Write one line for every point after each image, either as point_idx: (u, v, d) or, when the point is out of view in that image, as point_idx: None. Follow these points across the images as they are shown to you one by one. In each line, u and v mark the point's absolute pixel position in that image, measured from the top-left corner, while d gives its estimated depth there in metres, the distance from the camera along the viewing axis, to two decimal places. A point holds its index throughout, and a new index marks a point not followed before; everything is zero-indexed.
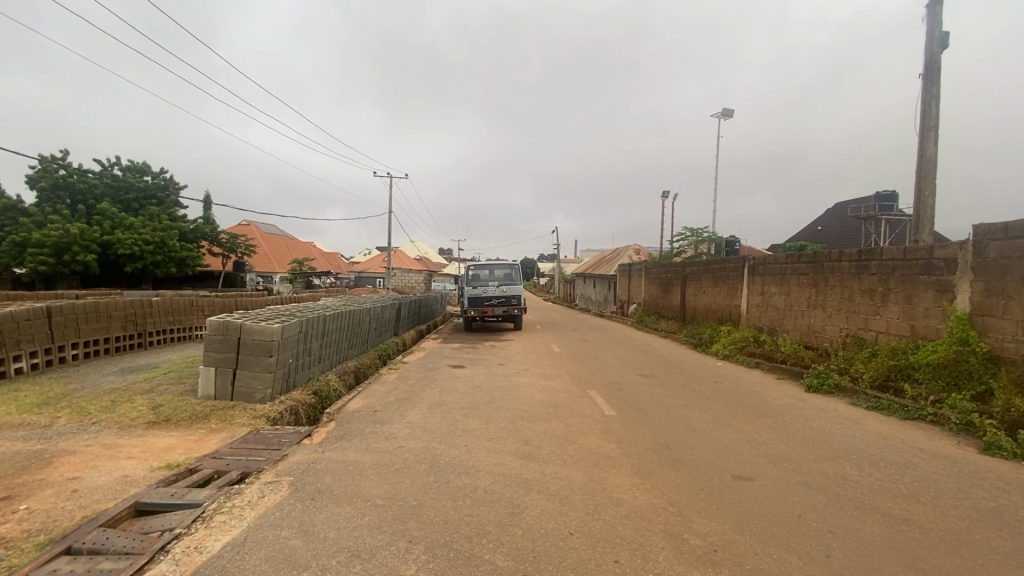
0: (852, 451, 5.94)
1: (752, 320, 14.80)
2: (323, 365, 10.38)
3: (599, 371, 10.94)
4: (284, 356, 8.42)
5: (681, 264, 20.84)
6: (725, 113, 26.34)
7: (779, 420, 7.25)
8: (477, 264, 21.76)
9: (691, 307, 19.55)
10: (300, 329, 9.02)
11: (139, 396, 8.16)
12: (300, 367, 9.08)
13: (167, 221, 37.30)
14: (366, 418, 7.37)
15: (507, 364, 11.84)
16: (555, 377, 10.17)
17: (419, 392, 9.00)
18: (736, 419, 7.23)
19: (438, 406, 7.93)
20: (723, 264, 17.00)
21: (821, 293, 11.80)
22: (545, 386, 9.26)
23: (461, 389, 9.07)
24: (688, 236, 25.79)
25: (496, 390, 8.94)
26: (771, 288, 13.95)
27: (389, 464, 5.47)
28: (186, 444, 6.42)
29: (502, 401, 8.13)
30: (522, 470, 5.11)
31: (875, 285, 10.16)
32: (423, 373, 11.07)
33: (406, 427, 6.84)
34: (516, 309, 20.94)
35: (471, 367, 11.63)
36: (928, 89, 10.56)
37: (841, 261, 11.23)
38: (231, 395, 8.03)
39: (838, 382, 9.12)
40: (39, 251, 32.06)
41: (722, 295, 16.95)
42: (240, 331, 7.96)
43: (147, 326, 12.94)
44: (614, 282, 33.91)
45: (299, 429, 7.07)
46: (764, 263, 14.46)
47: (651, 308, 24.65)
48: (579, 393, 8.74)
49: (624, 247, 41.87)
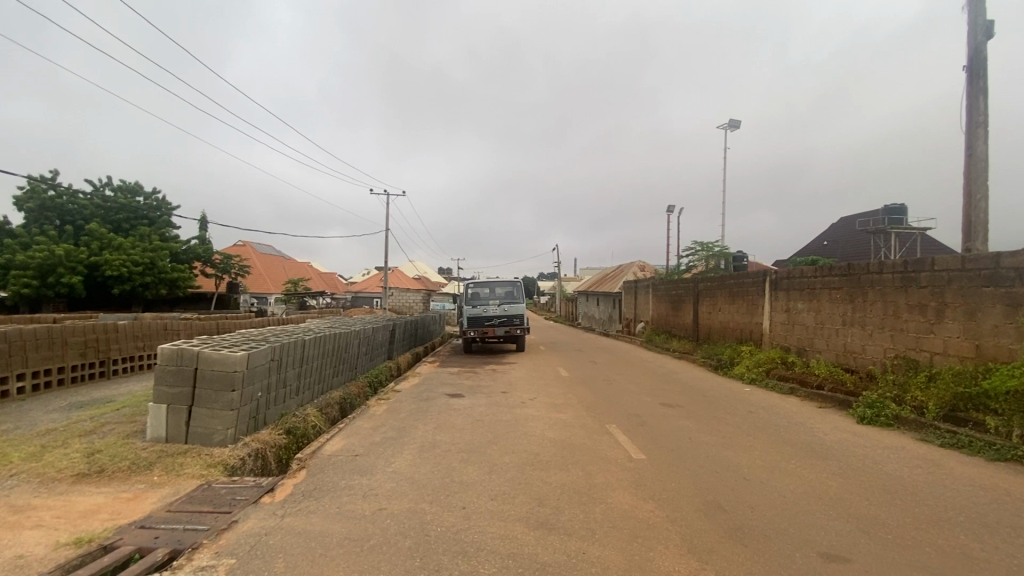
0: (954, 510, 4.68)
1: (777, 339, 13.57)
2: (301, 399, 9.09)
3: (615, 400, 9.67)
4: (251, 390, 7.18)
5: (692, 280, 19.68)
6: (732, 124, 25.36)
7: (842, 464, 6.00)
8: (477, 282, 20.59)
9: (705, 326, 18.32)
10: (271, 357, 7.79)
11: (77, 439, 6.89)
12: (271, 401, 7.83)
13: (158, 242, 36.22)
14: (343, 467, 6.10)
15: (510, 392, 10.60)
16: (566, 408, 8.89)
17: (410, 429, 7.72)
18: (791, 463, 6.00)
19: (431, 449, 6.65)
20: (741, 280, 15.82)
21: (859, 310, 10.60)
22: (555, 420, 8.00)
23: (459, 426, 7.79)
24: (698, 250, 24.63)
25: (500, 426, 7.66)
26: (798, 304, 12.76)
27: (364, 538, 4.20)
28: (114, 507, 5.13)
29: (506, 441, 6.86)
30: (537, 549, 3.85)
31: (926, 300, 8.97)
32: (416, 404, 9.78)
33: (390, 479, 5.58)
34: (518, 329, 19.68)
35: (471, 396, 10.35)
36: (975, 81, 9.52)
37: (882, 273, 10.06)
38: (185, 438, 6.75)
39: (897, 413, 7.81)
40: (22, 273, 30.95)
41: (740, 312, 15.74)
42: (197, 360, 6.74)
43: (111, 352, 11.71)
44: (618, 300, 32.77)
45: (261, 482, 5.80)
46: (788, 277, 13.27)
47: (660, 327, 23.40)
48: (597, 429, 7.47)
49: (628, 263, 40.79)
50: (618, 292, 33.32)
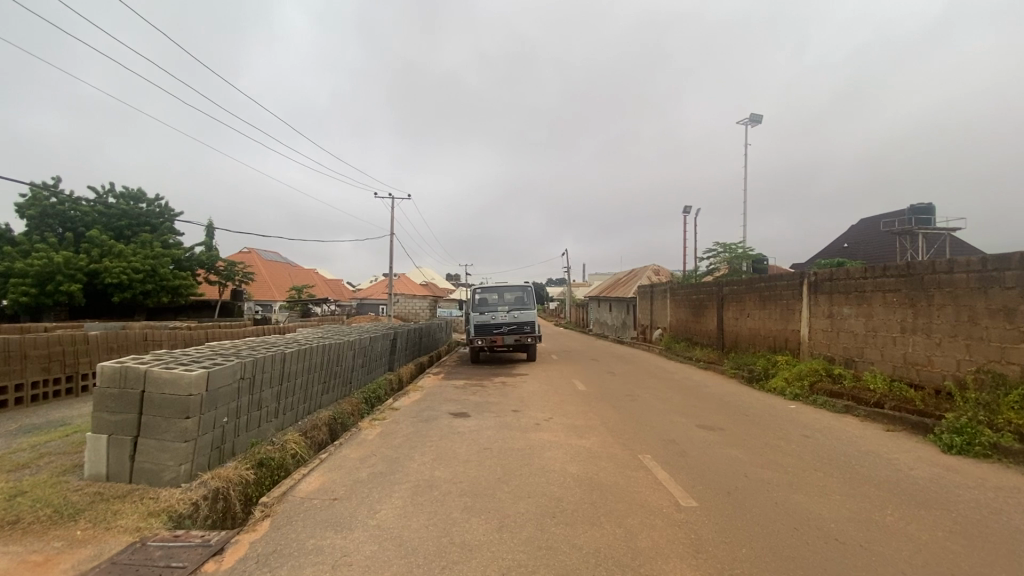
0: None
1: (818, 348, 12.18)
2: (282, 421, 7.88)
3: (643, 421, 8.36)
4: (212, 416, 5.99)
5: (715, 283, 18.34)
6: (753, 119, 23.93)
7: (955, 517, 4.67)
8: (484, 287, 19.36)
9: (732, 333, 16.95)
10: (240, 376, 6.60)
11: (1, 476, 5.69)
12: (240, 428, 6.62)
13: (160, 248, 35.47)
14: (316, 518, 4.86)
15: (522, 410, 9.32)
16: (588, 433, 7.61)
17: (404, 461, 6.48)
18: (887, 517, 4.67)
19: (428, 490, 5.41)
20: (774, 283, 14.44)
21: (923, 316, 9.23)
22: (577, 450, 6.71)
23: (463, 456, 6.54)
24: (720, 252, 23.20)
25: (511, 458, 6.40)
26: (843, 309, 11.40)
27: None
28: None
29: (520, 480, 5.60)
30: None
31: (1014, 304, 7.61)
32: (414, 426, 8.53)
33: (372, 538, 4.33)
34: (528, 337, 18.43)
35: (477, 416, 9.10)
36: None
37: (953, 273, 8.69)
38: (129, 476, 5.56)
39: (995, 441, 6.43)
40: (20, 281, 30.06)
41: (773, 318, 14.36)
42: (144, 381, 5.57)
43: (79, 367, 10.61)
44: (632, 306, 31.40)
45: (209, 540, 4.57)
46: (831, 279, 11.90)
47: (680, 334, 22.02)
48: (630, 462, 6.19)
49: (641, 268, 39.44)
50: (631, 297, 31.95)
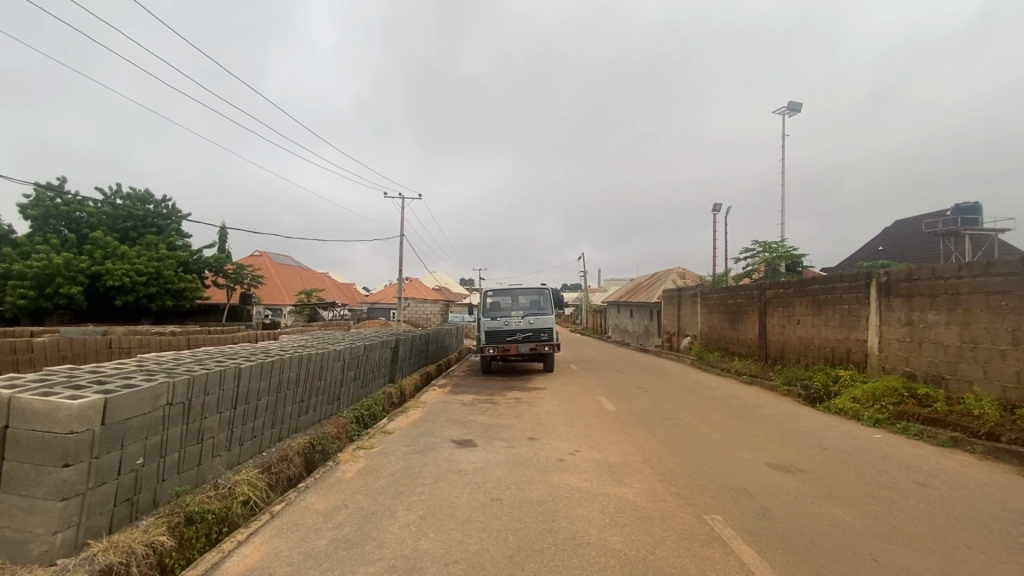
0: None
1: (892, 362, 10.23)
2: (236, 454, 6.20)
3: (696, 458, 6.53)
4: (114, 459, 4.31)
5: (755, 286, 16.37)
6: (791, 107, 21.92)
7: None
8: (497, 290, 17.67)
9: (778, 342, 14.99)
10: (166, 401, 4.92)
11: None
12: (165, 471, 4.94)
13: (165, 251, 34.51)
14: None
15: (540, 440, 7.54)
16: (629, 476, 5.81)
17: (382, 521, 4.72)
18: None
19: None
20: (830, 285, 12.51)
21: None
22: (619, 505, 4.91)
23: (463, 515, 4.76)
24: (757, 252, 21.06)
25: (528, 519, 4.61)
26: (927, 315, 9.43)
27: None
28: None
29: (540, 563, 3.81)
30: None
31: None
32: (406, 460, 6.79)
33: None
34: (545, 346, 16.66)
35: (486, 446, 7.35)
36: None
37: None
38: None
39: None
40: (19, 284, 29.00)
41: (830, 325, 12.42)
42: (7, 414, 3.92)
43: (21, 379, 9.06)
44: (657, 312, 29.52)
45: None
46: (908, 279, 9.93)
47: (713, 343, 20.04)
48: (697, 530, 4.36)
49: (664, 272, 37.50)
50: (655, 302, 30.06)
